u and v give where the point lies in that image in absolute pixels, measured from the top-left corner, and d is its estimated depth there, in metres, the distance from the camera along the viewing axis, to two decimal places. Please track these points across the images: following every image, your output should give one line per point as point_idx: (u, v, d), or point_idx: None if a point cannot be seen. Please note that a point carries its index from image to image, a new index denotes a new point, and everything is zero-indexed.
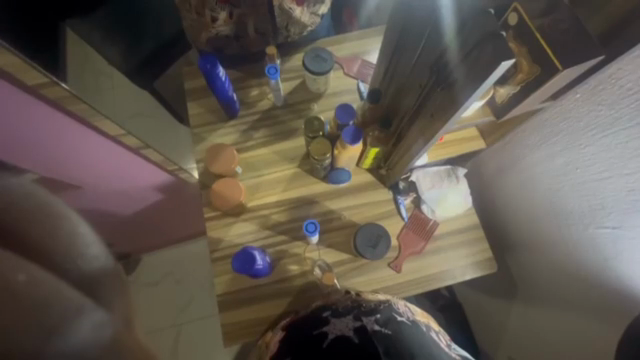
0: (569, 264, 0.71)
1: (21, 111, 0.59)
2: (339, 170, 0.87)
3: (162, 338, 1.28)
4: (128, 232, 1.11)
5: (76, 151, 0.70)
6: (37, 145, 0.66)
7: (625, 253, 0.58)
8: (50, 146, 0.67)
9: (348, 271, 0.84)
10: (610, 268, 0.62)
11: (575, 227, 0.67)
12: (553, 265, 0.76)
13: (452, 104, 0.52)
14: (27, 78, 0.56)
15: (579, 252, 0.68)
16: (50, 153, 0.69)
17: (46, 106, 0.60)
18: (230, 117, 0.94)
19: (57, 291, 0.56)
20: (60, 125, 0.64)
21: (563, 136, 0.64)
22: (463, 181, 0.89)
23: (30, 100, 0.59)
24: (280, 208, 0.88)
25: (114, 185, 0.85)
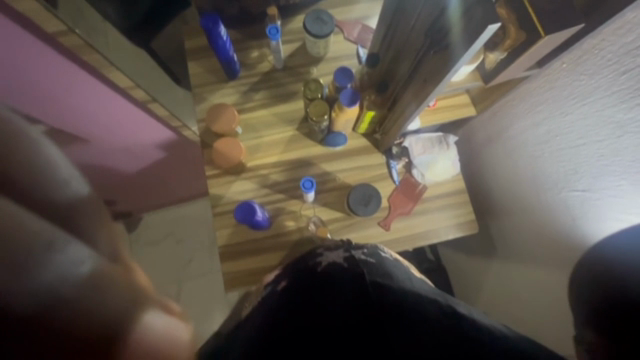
0: (542, 226, 0.78)
1: (31, 59, 0.61)
2: (336, 133, 0.91)
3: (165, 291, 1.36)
4: (131, 189, 1.16)
5: (83, 102, 0.72)
6: (47, 94, 0.68)
7: (592, 212, 0.64)
8: (60, 97, 0.70)
9: (341, 228, 0.91)
10: (577, 227, 0.68)
11: (551, 191, 0.73)
12: (529, 228, 0.82)
13: (444, 66, 0.55)
14: (47, 25, 0.56)
15: (552, 214, 0.74)
16: (61, 104, 0.72)
17: (60, 58, 0.62)
18: (231, 78, 0.96)
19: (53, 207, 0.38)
20: (68, 76, 0.66)
21: (548, 104, 0.68)
22: (452, 148, 0.94)
23: (42, 51, 0.60)
24: (279, 169, 0.93)
25: (118, 140, 0.88)
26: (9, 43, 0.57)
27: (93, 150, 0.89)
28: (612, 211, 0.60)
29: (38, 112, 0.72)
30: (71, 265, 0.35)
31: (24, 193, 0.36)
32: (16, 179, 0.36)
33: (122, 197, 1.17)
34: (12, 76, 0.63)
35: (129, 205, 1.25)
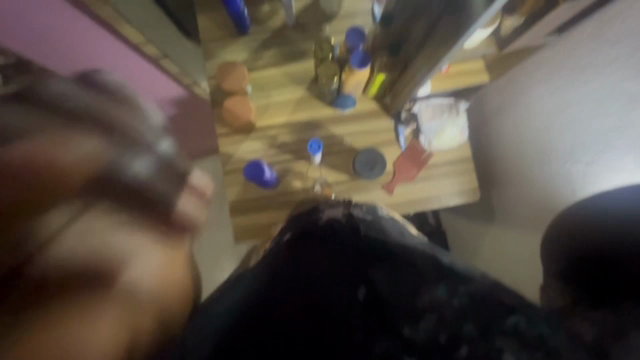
0: (541, 196, 0.80)
1: (44, 12, 0.60)
2: (346, 96, 0.90)
3: None
4: None
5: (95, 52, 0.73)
6: (58, 43, 0.69)
7: (592, 185, 0.65)
8: (70, 46, 0.70)
9: (345, 190, 0.94)
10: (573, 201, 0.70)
11: (554, 163, 0.73)
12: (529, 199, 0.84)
13: (458, 30, 0.54)
14: None
15: (553, 186, 0.75)
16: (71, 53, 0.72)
17: (76, 13, 0.61)
18: (241, 33, 0.94)
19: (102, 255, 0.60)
20: (80, 29, 0.66)
21: (564, 73, 0.67)
22: (462, 115, 0.94)
23: (57, 6, 0.59)
24: (287, 130, 0.94)
25: None
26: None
27: None
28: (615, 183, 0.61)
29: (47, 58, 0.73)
30: (47, 225, 0.55)
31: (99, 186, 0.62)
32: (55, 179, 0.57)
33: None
34: (24, 25, 0.63)
35: None
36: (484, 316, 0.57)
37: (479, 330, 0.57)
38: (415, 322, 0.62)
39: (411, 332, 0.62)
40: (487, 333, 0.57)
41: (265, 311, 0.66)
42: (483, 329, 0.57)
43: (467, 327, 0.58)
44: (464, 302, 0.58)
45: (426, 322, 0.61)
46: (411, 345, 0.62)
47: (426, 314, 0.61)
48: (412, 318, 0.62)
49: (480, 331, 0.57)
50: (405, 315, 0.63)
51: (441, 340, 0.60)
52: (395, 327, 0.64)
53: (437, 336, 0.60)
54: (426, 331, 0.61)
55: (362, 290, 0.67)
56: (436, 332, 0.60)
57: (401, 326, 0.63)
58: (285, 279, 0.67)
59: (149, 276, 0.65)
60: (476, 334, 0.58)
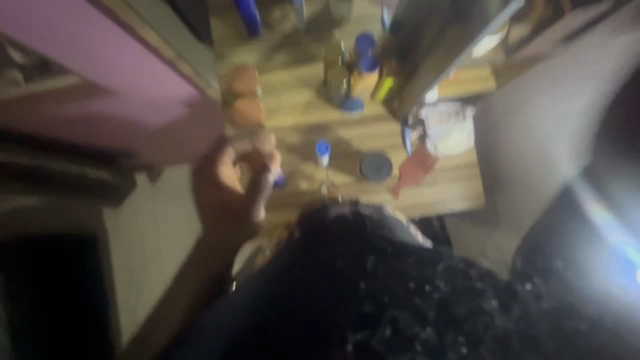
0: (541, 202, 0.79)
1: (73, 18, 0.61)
2: (353, 99, 0.92)
3: (178, 243, 1.39)
4: (155, 143, 1.21)
5: (122, 62, 0.75)
6: (89, 60, 0.70)
7: (600, 191, 0.66)
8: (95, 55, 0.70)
9: (351, 192, 0.96)
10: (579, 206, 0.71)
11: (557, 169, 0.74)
12: (533, 209, 0.83)
13: (466, 38, 0.56)
14: None
15: (555, 192, 0.76)
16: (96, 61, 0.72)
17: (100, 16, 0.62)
18: (252, 37, 0.96)
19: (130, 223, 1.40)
20: (105, 32, 0.66)
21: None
22: (469, 120, 0.94)
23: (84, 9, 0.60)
24: (296, 132, 0.96)
25: (148, 98, 0.89)
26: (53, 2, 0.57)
27: (120, 105, 0.91)
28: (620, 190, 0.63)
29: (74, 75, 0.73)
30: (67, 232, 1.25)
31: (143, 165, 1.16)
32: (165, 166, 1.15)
33: (139, 147, 1.21)
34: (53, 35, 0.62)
35: (151, 159, 1.31)
36: (503, 284, 0.46)
37: (502, 300, 0.44)
38: (420, 291, 0.46)
39: (423, 305, 0.45)
40: (513, 297, 0.44)
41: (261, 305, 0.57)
42: (507, 298, 0.44)
43: (490, 298, 0.45)
44: (479, 273, 0.48)
45: (436, 289, 0.46)
46: (420, 319, 0.44)
47: (435, 280, 0.47)
48: (413, 283, 0.47)
49: (503, 303, 0.44)
50: (410, 277, 0.48)
51: (459, 313, 0.44)
52: (398, 281, 0.47)
53: (451, 305, 0.44)
54: (438, 304, 0.45)
55: (371, 264, 0.51)
56: (448, 297, 0.45)
57: (395, 284, 0.47)
58: (287, 269, 0.61)
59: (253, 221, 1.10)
60: (499, 305, 0.44)
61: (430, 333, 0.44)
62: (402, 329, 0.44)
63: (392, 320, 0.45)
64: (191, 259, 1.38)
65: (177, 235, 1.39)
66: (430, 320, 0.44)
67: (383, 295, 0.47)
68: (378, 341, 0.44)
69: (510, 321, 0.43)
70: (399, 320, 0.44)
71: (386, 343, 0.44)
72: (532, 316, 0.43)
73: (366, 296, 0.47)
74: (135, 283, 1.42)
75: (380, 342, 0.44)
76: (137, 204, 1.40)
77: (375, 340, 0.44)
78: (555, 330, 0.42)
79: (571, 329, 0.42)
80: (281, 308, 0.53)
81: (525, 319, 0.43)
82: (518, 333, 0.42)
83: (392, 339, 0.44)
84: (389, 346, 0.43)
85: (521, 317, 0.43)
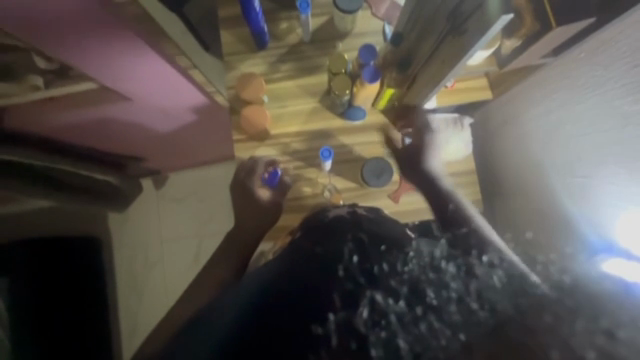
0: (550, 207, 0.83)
1: (94, 28, 0.64)
2: (356, 107, 0.96)
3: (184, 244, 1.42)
4: (164, 149, 1.25)
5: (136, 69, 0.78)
6: (106, 63, 0.74)
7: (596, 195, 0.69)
8: (111, 62, 0.74)
9: (353, 197, 0.98)
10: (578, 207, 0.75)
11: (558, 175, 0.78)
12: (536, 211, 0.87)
13: (461, 50, 0.60)
14: None
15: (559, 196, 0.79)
16: (112, 69, 0.76)
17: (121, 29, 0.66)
18: (259, 48, 1.01)
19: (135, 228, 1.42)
20: (122, 42, 0.70)
21: (559, 93, 0.72)
22: (466, 129, 0.95)
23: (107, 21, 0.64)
24: (300, 138, 1.00)
25: (158, 102, 0.94)
26: (76, 14, 0.60)
27: (132, 109, 0.95)
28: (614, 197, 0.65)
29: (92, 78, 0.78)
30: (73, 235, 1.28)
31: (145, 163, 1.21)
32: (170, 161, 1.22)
33: (148, 152, 1.24)
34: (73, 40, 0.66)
35: (158, 165, 1.35)
36: (471, 268, 0.51)
37: (467, 281, 0.50)
38: (393, 273, 0.54)
39: (395, 285, 0.52)
40: (472, 274, 0.50)
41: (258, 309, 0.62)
42: (467, 277, 0.50)
43: (453, 276, 0.51)
44: (454, 259, 0.53)
45: (406, 270, 0.54)
46: (394, 296, 0.51)
47: (404, 264, 0.55)
48: (387, 265, 0.56)
49: (471, 285, 0.49)
50: (386, 261, 0.57)
51: (432, 299, 0.49)
52: (374, 265, 0.57)
53: (420, 286, 0.51)
54: (408, 285, 0.52)
55: (353, 256, 0.60)
56: (419, 278, 0.52)
57: (372, 268, 0.57)
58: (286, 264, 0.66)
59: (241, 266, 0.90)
60: (469, 289, 0.49)
61: (403, 306, 0.50)
62: (379, 307, 0.50)
63: (369, 301, 0.51)
64: (197, 260, 1.41)
65: (182, 237, 1.43)
66: (402, 296, 0.51)
67: (360, 278, 0.56)
68: (359, 320, 0.50)
69: (472, 296, 0.48)
70: (376, 300, 0.51)
71: (366, 320, 0.50)
72: (497, 320, 0.45)
73: (346, 278, 0.57)
74: (137, 286, 1.41)
75: (362, 321, 0.50)
76: (142, 207, 1.43)
77: (356, 318, 0.51)
78: (526, 310, 0.44)
79: (553, 319, 0.42)
80: (282, 295, 0.61)
81: (495, 309, 0.46)
82: (482, 308, 0.46)
83: (370, 316, 0.50)
84: (369, 322, 0.49)
85: (482, 290, 0.48)
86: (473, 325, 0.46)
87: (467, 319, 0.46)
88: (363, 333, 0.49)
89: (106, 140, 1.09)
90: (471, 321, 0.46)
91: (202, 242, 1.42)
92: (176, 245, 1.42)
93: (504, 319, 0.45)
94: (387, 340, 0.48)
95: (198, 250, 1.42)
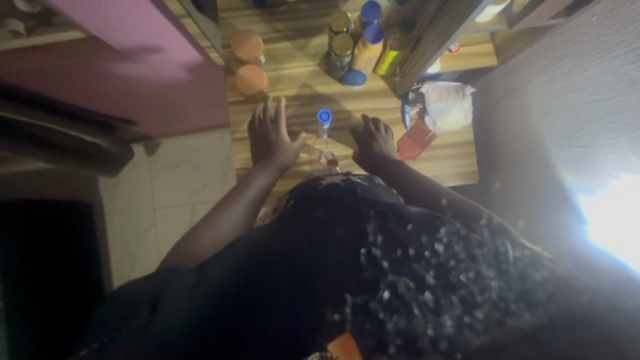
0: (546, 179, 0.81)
1: None
2: (356, 72, 0.93)
3: (177, 213, 1.40)
4: (155, 111, 1.20)
5: (127, 25, 0.74)
6: (97, 18, 0.70)
7: (592, 167, 0.68)
8: (100, 14, 0.69)
9: (349, 165, 0.97)
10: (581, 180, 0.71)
11: (556, 147, 0.77)
12: (540, 185, 0.83)
13: (470, 6, 0.57)
14: None
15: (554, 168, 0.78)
16: (100, 21, 0.71)
17: None
18: (257, 5, 0.96)
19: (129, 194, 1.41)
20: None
21: (573, 54, 0.69)
22: (468, 98, 0.97)
23: None
24: (297, 103, 0.97)
25: (148, 59, 0.90)
26: None
27: (121, 65, 0.91)
28: (610, 167, 0.64)
29: (76, 26, 0.72)
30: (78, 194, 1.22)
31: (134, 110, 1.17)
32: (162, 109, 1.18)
33: (138, 115, 1.20)
34: None
35: (149, 128, 1.31)
36: (502, 255, 0.47)
37: (497, 268, 0.46)
38: (418, 258, 0.47)
39: (422, 271, 0.46)
40: (504, 261, 0.46)
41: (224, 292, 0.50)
42: (498, 263, 0.47)
43: (489, 273, 0.46)
44: (482, 241, 0.49)
45: (435, 256, 0.47)
46: (420, 288, 0.45)
47: (434, 245, 0.48)
48: (413, 250, 0.47)
49: (497, 270, 0.46)
50: (412, 245, 0.48)
51: (457, 278, 0.45)
52: (398, 247, 0.47)
53: (448, 272, 0.46)
54: (435, 269, 0.46)
55: (377, 234, 0.48)
56: (447, 265, 0.46)
57: (395, 251, 0.47)
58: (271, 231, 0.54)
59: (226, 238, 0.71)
60: (497, 277, 0.45)
61: (430, 298, 0.45)
62: (402, 294, 0.45)
63: (389, 284, 0.45)
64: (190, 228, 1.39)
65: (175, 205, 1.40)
66: (429, 286, 0.45)
67: (383, 263, 0.46)
68: (376, 302, 0.44)
69: (507, 283, 0.45)
70: (399, 286, 0.45)
71: (385, 305, 0.44)
72: (519, 289, 0.44)
73: (369, 264, 0.46)
74: (130, 254, 1.37)
75: (380, 305, 0.44)
76: (134, 174, 1.41)
77: (374, 302, 0.44)
78: (545, 294, 0.43)
79: (551, 292, 0.43)
80: (277, 279, 0.49)
81: (517, 274, 0.45)
82: (511, 289, 0.44)
83: (390, 301, 0.45)
84: (388, 308, 0.44)
85: (508, 275, 0.45)
86: (500, 325, 0.42)
87: (504, 320, 0.43)
88: (380, 317, 0.44)
89: (94, 98, 1.05)
90: (509, 323, 0.42)
91: (195, 210, 1.39)
92: (168, 214, 1.40)
93: (521, 291, 0.44)
94: (408, 326, 0.43)
95: (191, 218, 1.39)
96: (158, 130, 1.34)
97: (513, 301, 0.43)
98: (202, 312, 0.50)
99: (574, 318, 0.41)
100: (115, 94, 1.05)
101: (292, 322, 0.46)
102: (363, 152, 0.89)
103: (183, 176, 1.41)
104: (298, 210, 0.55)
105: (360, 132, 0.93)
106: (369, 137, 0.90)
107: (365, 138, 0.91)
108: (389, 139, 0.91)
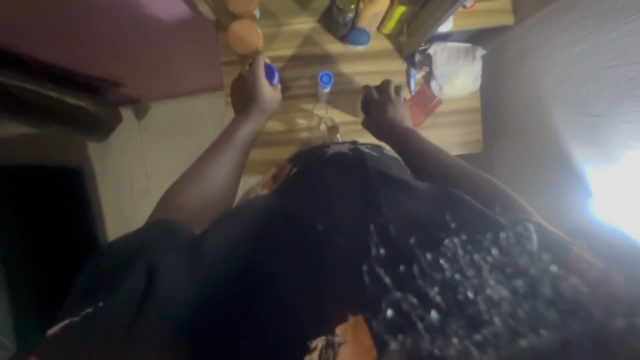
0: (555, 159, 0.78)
1: None
2: (360, 30, 0.85)
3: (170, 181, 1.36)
4: (141, 72, 1.12)
5: None
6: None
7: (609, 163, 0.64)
8: None
9: (349, 132, 0.92)
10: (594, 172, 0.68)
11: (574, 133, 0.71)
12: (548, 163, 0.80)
13: None
14: None
15: (565, 149, 0.74)
16: None
17: None
18: None
19: (117, 159, 1.35)
20: None
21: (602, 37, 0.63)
22: (478, 62, 0.91)
23: None
24: (295, 64, 0.90)
25: (135, 9, 0.80)
26: None
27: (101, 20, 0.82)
28: (624, 156, 0.61)
29: None
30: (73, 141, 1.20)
31: (118, 74, 1.09)
32: (148, 70, 1.11)
33: (124, 77, 1.12)
34: None
35: (135, 91, 1.23)
36: (511, 268, 0.45)
37: (508, 285, 0.44)
38: (423, 274, 0.45)
39: (424, 288, 0.45)
40: (511, 277, 0.44)
41: (221, 298, 0.48)
42: (506, 277, 0.45)
43: (497, 290, 0.44)
44: (490, 255, 0.46)
45: (439, 271, 0.45)
46: (425, 305, 0.44)
47: (438, 261, 0.46)
48: (416, 267, 0.45)
49: (507, 287, 0.44)
50: (415, 261, 0.45)
51: (464, 296, 0.44)
52: (400, 262, 0.45)
53: (455, 289, 0.44)
54: (440, 286, 0.45)
55: (379, 247, 0.46)
56: (453, 280, 0.45)
57: (398, 267, 0.45)
58: (266, 221, 0.51)
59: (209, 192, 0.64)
60: (509, 294, 0.44)
61: (436, 317, 0.44)
62: (406, 311, 0.44)
63: (393, 302, 0.44)
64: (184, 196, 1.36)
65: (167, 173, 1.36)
66: (435, 304, 0.44)
67: (386, 279, 0.45)
68: (379, 321, 0.44)
69: (517, 301, 0.43)
70: (403, 303, 0.44)
71: (389, 323, 0.44)
72: (528, 308, 0.43)
73: (372, 282, 0.45)
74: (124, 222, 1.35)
75: (383, 324, 0.44)
76: (125, 139, 1.35)
77: (376, 320, 0.44)
78: (557, 312, 0.43)
79: (565, 310, 0.43)
80: (277, 281, 0.48)
81: (525, 291, 0.44)
82: (520, 306, 0.43)
83: (394, 319, 0.44)
84: (392, 326, 0.44)
85: (517, 292, 0.44)
86: (511, 342, 0.42)
87: (515, 340, 0.42)
88: (385, 338, 0.44)
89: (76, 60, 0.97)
90: (520, 343, 0.42)
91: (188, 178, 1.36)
92: (161, 181, 1.36)
93: (532, 311, 0.43)
94: (414, 345, 0.43)
95: None
96: (145, 94, 1.27)
97: (523, 320, 0.43)
98: (192, 321, 0.47)
99: (586, 333, 0.42)
100: (99, 55, 0.97)
101: (299, 324, 0.46)
102: (374, 116, 0.83)
103: (177, 142, 1.35)
104: (294, 197, 0.53)
105: (371, 95, 0.86)
106: (383, 100, 0.84)
107: (373, 103, 0.85)
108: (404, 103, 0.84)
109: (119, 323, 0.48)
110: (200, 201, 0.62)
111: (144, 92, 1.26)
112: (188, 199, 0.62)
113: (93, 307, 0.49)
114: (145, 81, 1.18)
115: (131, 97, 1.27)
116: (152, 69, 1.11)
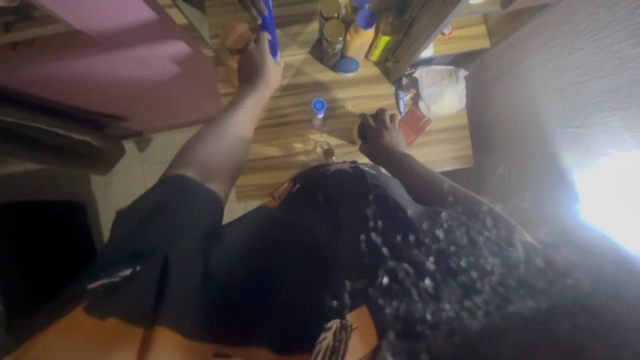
0: (545, 159, 0.81)
1: None
2: (348, 59, 0.92)
3: None
4: (144, 105, 1.18)
5: (114, 18, 0.71)
6: (85, 11, 0.67)
7: (593, 147, 0.67)
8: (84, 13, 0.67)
9: (344, 154, 0.97)
10: (586, 158, 0.69)
11: (555, 124, 0.76)
12: (537, 171, 0.83)
13: None
14: None
15: (552, 146, 0.78)
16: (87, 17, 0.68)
17: None
18: None
19: (121, 190, 1.39)
20: None
21: (562, 38, 0.69)
22: (461, 82, 0.97)
23: None
24: (290, 92, 0.95)
25: (134, 51, 0.86)
26: None
27: (105, 57, 0.87)
28: (608, 147, 0.63)
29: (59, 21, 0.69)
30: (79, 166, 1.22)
31: (122, 106, 1.14)
32: (150, 102, 1.16)
33: (128, 110, 1.18)
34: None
35: (138, 123, 1.29)
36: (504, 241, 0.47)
37: (501, 255, 0.46)
38: (419, 244, 0.49)
39: (420, 256, 0.48)
40: (505, 248, 0.47)
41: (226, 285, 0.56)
42: (500, 249, 0.47)
43: (490, 260, 0.45)
44: (483, 233, 0.49)
45: (435, 242, 0.49)
46: (419, 274, 0.47)
47: (434, 231, 0.50)
48: (413, 236, 0.50)
49: (498, 255, 0.46)
50: (414, 231, 0.50)
51: (457, 264, 0.46)
52: (398, 232, 0.51)
53: (448, 258, 0.47)
54: (435, 255, 0.48)
55: (377, 219, 0.52)
56: (448, 251, 0.47)
57: (395, 236, 0.50)
58: (277, 228, 0.62)
59: (218, 156, 0.70)
60: (501, 263, 0.45)
61: (430, 285, 0.46)
62: (401, 279, 0.47)
63: (388, 270, 0.48)
64: None
65: None
66: (429, 273, 0.47)
67: (383, 249, 0.49)
68: (375, 288, 0.47)
69: (508, 271, 0.44)
70: (398, 272, 0.47)
71: (384, 290, 0.47)
72: (520, 275, 0.43)
73: (369, 251, 0.50)
74: None
75: (379, 290, 0.47)
76: (126, 169, 1.39)
77: (373, 287, 0.47)
78: (545, 280, 0.41)
79: (552, 278, 0.41)
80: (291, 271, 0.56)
81: (515, 261, 0.44)
82: (511, 275, 0.43)
83: (390, 285, 0.47)
84: (387, 293, 0.47)
85: (509, 262, 0.45)
86: (502, 309, 0.41)
87: (504, 306, 0.41)
88: (379, 302, 0.46)
89: (80, 92, 1.01)
90: (509, 309, 0.41)
91: None
92: None
93: (522, 278, 0.43)
94: (407, 311, 0.45)
95: None
96: (151, 127, 1.34)
97: (513, 288, 0.42)
98: (215, 307, 0.55)
99: (575, 301, 0.38)
100: (102, 88, 1.01)
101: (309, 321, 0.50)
102: (372, 143, 0.88)
103: None
104: (313, 211, 0.61)
105: (368, 123, 0.91)
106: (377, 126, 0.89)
107: (371, 130, 0.90)
108: (396, 127, 0.89)
109: (151, 288, 0.53)
110: (214, 158, 0.70)
111: (147, 124, 1.31)
112: (205, 156, 0.69)
113: (131, 269, 0.54)
114: (149, 113, 1.23)
115: (134, 130, 1.33)
116: (156, 101, 1.17)
